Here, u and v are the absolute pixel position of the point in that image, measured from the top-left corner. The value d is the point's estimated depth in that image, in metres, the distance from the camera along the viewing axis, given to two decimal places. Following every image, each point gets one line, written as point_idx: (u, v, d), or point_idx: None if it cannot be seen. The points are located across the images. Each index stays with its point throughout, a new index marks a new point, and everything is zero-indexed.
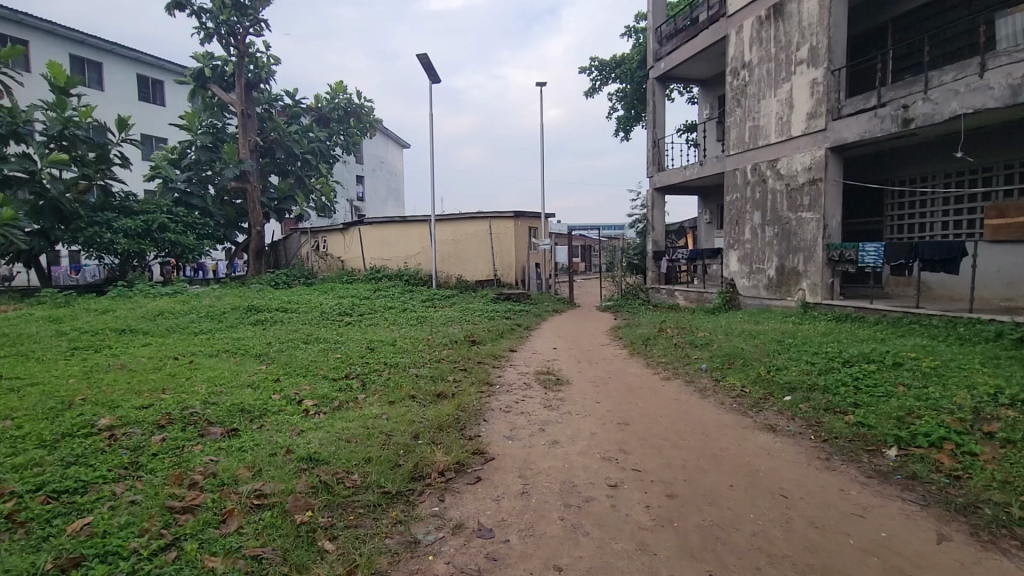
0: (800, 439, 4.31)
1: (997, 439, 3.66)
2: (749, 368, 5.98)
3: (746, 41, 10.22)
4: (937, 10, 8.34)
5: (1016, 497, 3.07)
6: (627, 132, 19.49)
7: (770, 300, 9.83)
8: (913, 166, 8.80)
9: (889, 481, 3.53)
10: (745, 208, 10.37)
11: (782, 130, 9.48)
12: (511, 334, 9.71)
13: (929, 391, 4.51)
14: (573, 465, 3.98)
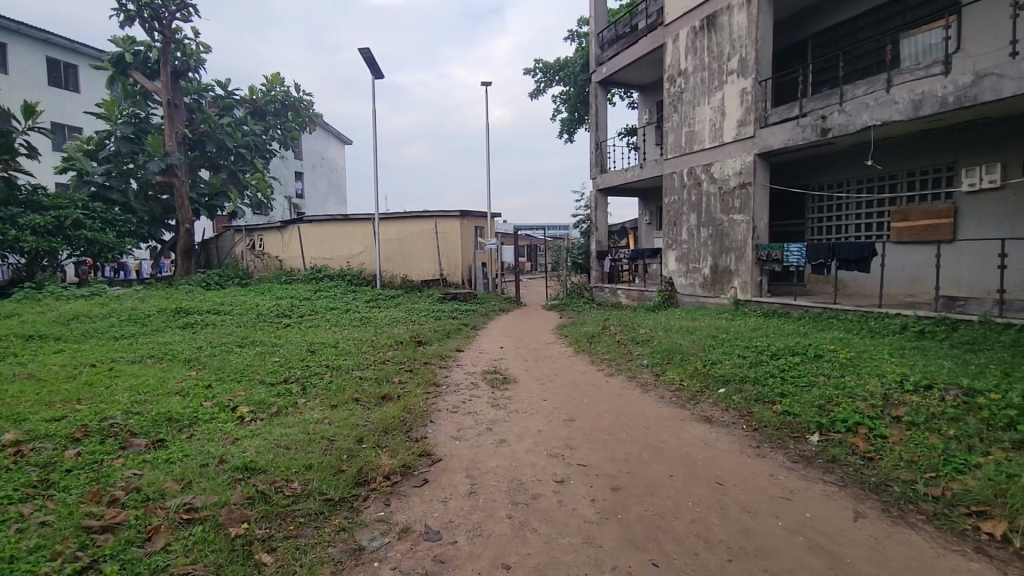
0: (734, 428, 4.56)
1: (904, 422, 4.02)
2: (687, 363, 6.26)
3: (682, 50, 10.66)
4: (851, 29, 9.04)
5: (920, 475, 3.39)
6: (571, 134, 19.86)
7: (705, 297, 10.32)
8: (831, 172, 9.50)
9: (812, 465, 3.80)
10: (682, 209, 10.82)
11: (715, 136, 9.97)
12: (457, 334, 9.67)
13: (847, 380, 4.89)
14: (520, 463, 4.02)
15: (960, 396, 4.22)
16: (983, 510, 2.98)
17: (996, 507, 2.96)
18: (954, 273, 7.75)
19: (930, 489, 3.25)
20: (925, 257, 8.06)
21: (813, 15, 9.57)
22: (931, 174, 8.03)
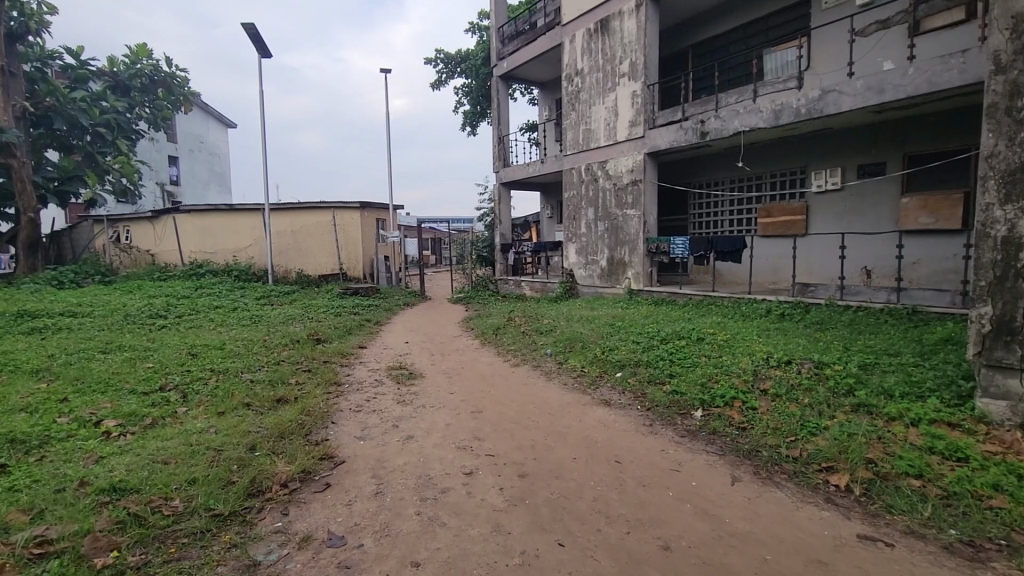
0: (630, 409, 4.89)
1: (770, 393, 4.56)
2: (588, 350, 6.59)
3: (578, 50, 11.07)
4: (724, 42, 9.96)
5: (783, 439, 3.86)
6: (474, 127, 19.86)
7: (602, 288, 10.89)
8: (709, 172, 10.43)
9: (696, 438, 4.19)
10: (581, 204, 11.30)
11: (609, 135, 10.51)
12: (359, 330, 9.34)
13: (724, 359, 5.45)
14: (428, 458, 3.99)
15: (812, 368, 4.88)
16: (830, 466, 3.48)
17: (840, 462, 3.46)
18: (807, 262, 8.89)
19: (790, 451, 3.72)
20: (784, 248, 9.16)
21: (693, 26, 10.40)
22: (789, 175, 9.11)
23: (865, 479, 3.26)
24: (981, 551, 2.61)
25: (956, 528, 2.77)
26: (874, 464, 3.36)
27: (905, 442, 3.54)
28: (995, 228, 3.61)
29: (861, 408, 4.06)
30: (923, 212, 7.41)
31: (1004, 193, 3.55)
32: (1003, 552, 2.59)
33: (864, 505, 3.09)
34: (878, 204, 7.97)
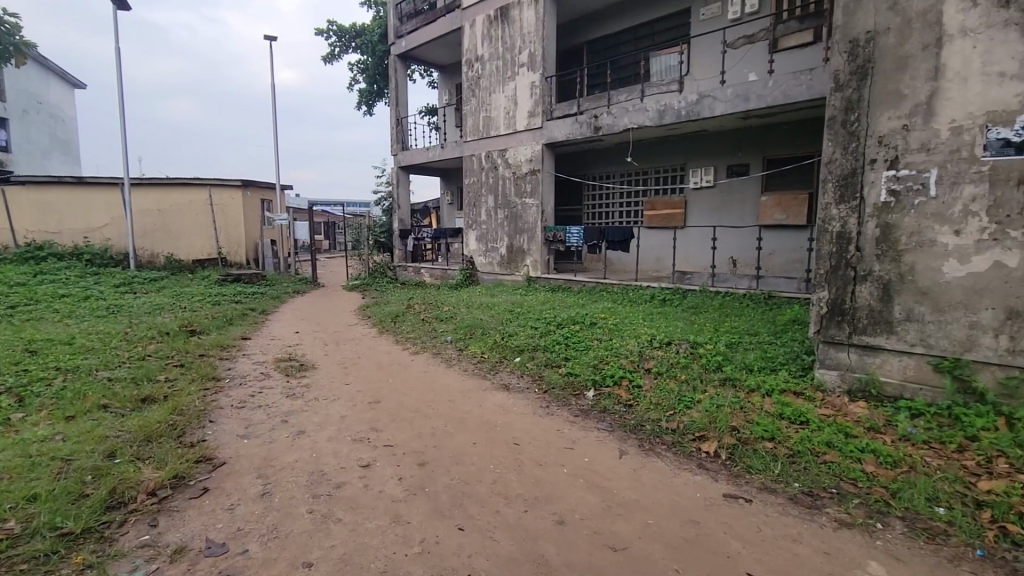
0: (527, 393, 5.05)
1: (653, 372, 4.96)
2: (488, 336, 6.67)
3: (478, 36, 11.00)
4: (617, 41, 10.46)
5: (663, 413, 4.23)
6: (371, 107, 19.00)
7: (502, 275, 11.06)
8: (602, 165, 10.98)
9: (589, 417, 4.44)
10: (481, 191, 11.32)
11: (508, 123, 10.61)
12: (242, 320, 8.61)
13: (614, 342, 5.82)
14: (322, 453, 3.81)
15: (688, 348, 5.38)
16: (702, 435, 3.87)
17: (710, 431, 3.87)
18: (685, 252, 9.74)
19: (669, 423, 4.08)
20: (666, 239, 9.95)
21: (588, 23, 10.79)
22: (671, 171, 9.88)
23: (730, 445, 3.67)
24: (817, 499, 3.08)
25: (799, 481, 3.23)
26: (737, 431, 3.80)
27: (761, 410, 4.05)
28: (832, 225, 4.21)
29: (727, 382, 4.57)
30: (778, 208, 8.42)
31: (840, 195, 4.15)
32: (833, 498, 3.07)
33: (729, 467, 3.49)
34: (744, 201, 8.94)
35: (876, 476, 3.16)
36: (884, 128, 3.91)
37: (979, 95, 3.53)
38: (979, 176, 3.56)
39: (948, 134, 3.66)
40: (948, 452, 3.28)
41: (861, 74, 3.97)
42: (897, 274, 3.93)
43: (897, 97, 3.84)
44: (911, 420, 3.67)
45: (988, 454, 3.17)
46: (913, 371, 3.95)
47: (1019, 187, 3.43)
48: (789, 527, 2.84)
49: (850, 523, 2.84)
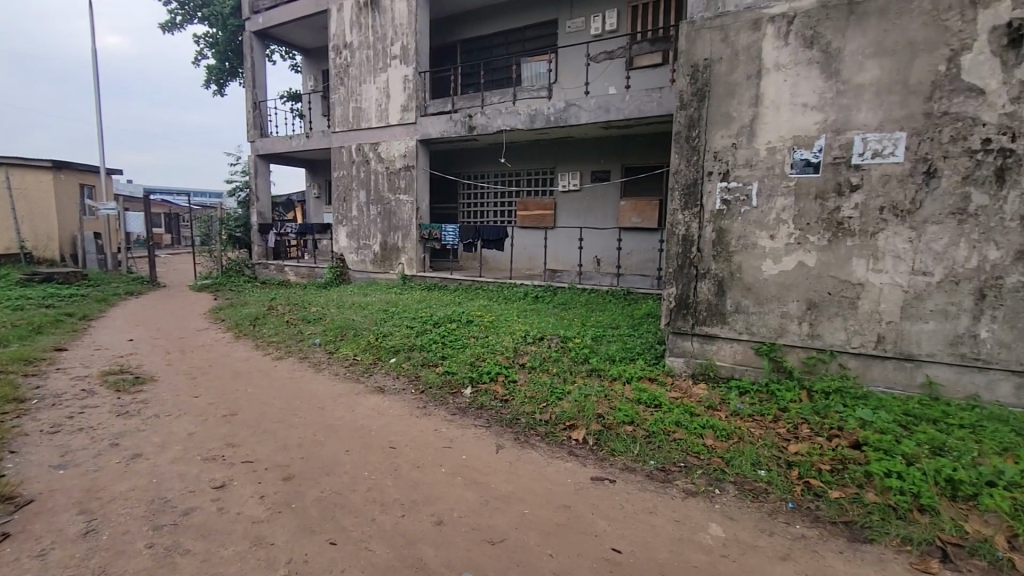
0: (404, 394, 4.93)
1: (527, 367, 5.14)
2: (360, 337, 6.38)
3: (346, 22, 10.44)
4: (490, 43, 10.64)
5: (537, 406, 4.41)
6: (222, 86, 17.05)
7: (375, 273, 10.66)
8: (476, 164, 11.11)
9: (466, 414, 4.47)
10: (351, 185, 10.78)
11: (380, 116, 10.24)
12: (54, 327, 7.20)
13: (490, 339, 5.94)
14: (164, 477, 3.34)
15: (559, 342, 5.69)
16: (572, 423, 4.11)
17: (578, 420, 4.12)
18: (555, 251, 10.26)
19: (543, 415, 4.27)
20: (538, 238, 10.40)
21: (461, 22, 10.81)
22: (542, 174, 10.34)
23: (596, 430, 3.95)
24: (669, 473, 3.45)
25: (653, 459, 3.59)
26: (602, 418, 4.10)
27: (623, 396, 4.43)
28: (679, 228, 4.73)
29: (593, 372, 4.92)
30: (635, 213, 9.23)
31: (684, 202, 4.68)
32: (682, 471, 3.46)
33: (595, 452, 3.76)
34: (606, 204, 9.66)
35: (714, 448, 3.63)
36: (718, 145, 4.49)
37: (788, 122, 4.21)
38: (787, 190, 4.26)
39: (766, 153, 4.31)
40: (767, 422, 3.89)
41: (701, 96, 4.51)
42: (729, 272, 4.55)
43: (728, 119, 4.43)
44: (739, 397, 4.28)
45: (795, 422, 3.82)
46: (741, 355, 4.61)
47: (816, 200, 4.17)
48: (646, 501, 3.15)
49: (695, 492, 3.23)
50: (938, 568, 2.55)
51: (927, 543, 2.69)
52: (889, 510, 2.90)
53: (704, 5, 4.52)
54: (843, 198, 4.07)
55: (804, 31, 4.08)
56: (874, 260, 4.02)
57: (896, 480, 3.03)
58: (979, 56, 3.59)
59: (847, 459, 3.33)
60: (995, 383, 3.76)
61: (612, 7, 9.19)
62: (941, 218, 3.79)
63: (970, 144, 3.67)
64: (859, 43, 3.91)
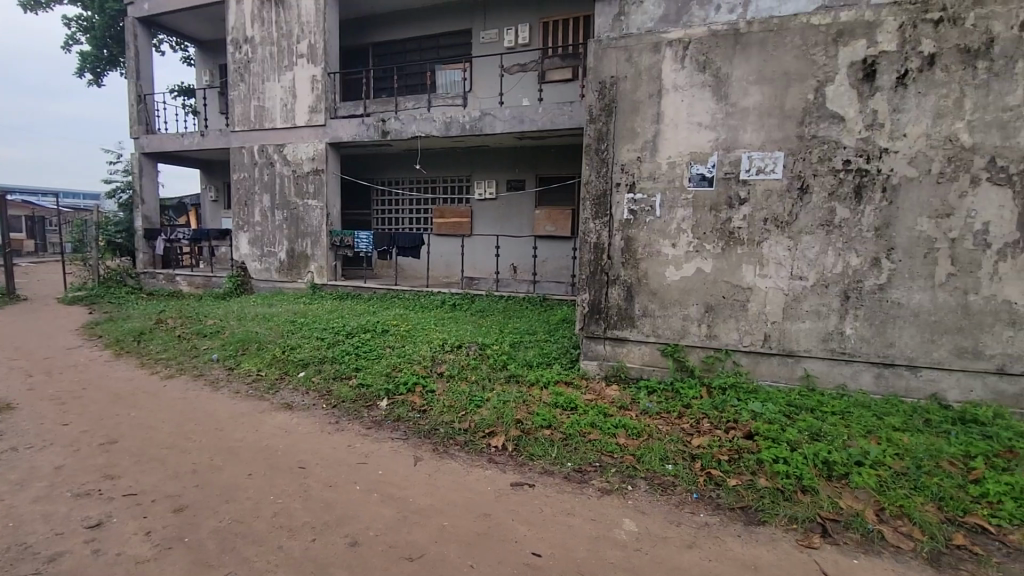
0: (314, 410, 4.66)
1: (445, 376, 5.06)
2: (264, 352, 5.94)
3: (246, 15, 9.78)
4: (403, 48, 10.49)
5: (456, 415, 4.34)
6: (99, 75, 15.25)
7: (281, 282, 10.04)
8: (390, 170, 10.85)
9: (382, 427, 4.31)
10: (253, 189, 10.08)
11: (286, 117, 9.69)
12: None
13: (406, 349, 5.78)
14: (23, 520, 2.89)
15: (477, 350, 5.68)
16: (491, 431, 4.11)
17: (498, 426, 4.13)
18: (472, 259, 10.27)
19: (461, 424, 4.22)
20: (454, 246, 10.35)
21: (373, 25, 10.55)
22: (458, 181, 10.33)
23: (515, 436, 3.98)
24: (585, 474, 3.56)
25: (571, 461, 3.69)
26: (521, 423, 4.13)
27: (540, 400, 4.51)
28: (590, 237, 4.92)
29: (511, 379, 4.96)
30: (549, 222, 9.50)
31: (595, 211, 4.88)
32: (597, 471, 3.59)
33: (514, 458, 3.78)
34: (522, 213, 9.85)
35: (627, 446, 3.80)
36: (625, 158, 4.74)
37: (685, 139, 4.55)
38: (687, 202, 4.59)
39: (667, 167, 4.62)
40: (673, 419, 4.15)
41: (608, 111, 4.74)
42: (636, 278, 4.80)
43: (633, 134, 4.70)
44: (648, 396, 4.52)
45: (697, 417, 4.11)
46: (648, 356, 4.88)
47: (711, 211, 4.53)
48: (564, 503, 3.22)
49: (610, 490, 3.36)
50: (819, 542, 2.85)
51: (810, 521, 3.00)
52: (779, 493, 3.20)
53: (610, 25, 4.79)
54: (733, 210, 4.47)
55: (697, 56, 4.44)
56: (760, 266, 4.44)
57: (783, 466, 3.35)
58: (839, 88, 4.11)
59: (742, 448, 3.62)
60: (858, 374, 4.29)
61: (525, 21, 9.43)
62: (813, 229, 4.28)
63: (835, 164, 4.18)
64: (744, 70, 4.33)
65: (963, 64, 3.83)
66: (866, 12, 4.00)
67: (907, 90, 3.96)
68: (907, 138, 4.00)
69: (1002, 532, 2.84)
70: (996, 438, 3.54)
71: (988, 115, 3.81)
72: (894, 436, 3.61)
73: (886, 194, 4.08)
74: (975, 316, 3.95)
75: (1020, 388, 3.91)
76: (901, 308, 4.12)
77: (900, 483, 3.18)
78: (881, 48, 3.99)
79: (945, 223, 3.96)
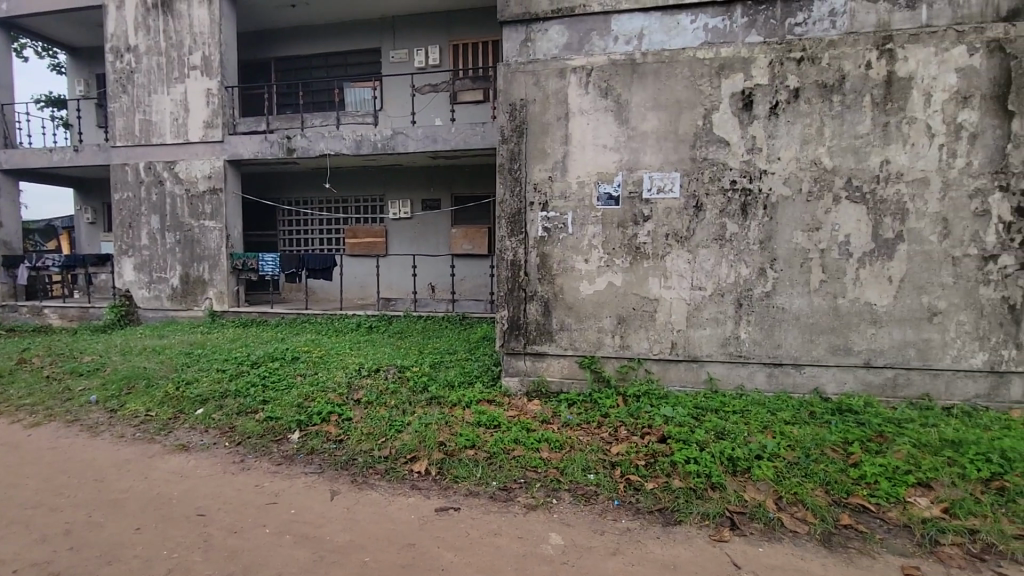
0: (215, 449, 4.26)
1: (363, 402, 4.83)
2: (154, 389, 5.34)
3: (128, 22, 8.96)
4: (308, 64, 10.14)
5: (375, 442, 4.14)
6: None
7: (174, 311, 9.16)
8: (298, 189, 10.35)
9: (293, 463, 4.02)
10: (139, 210, 9.13)
11: (177, 132, 8.96)
12: None
13: (319, 376, 5.46)
14: None
15: (396, 373, 5.51)
16: (413, 456, 3.97)
17: (420, 450, 4.00)
18: (388, 279, 10.02)
19: (381, 451, 4.04)
20: (369, 267, 10.05)
21: (275, 38, 10.11)
22: (371, 201, 10.07)
23: (438, 459, 3.88)
24: (510, 492, 3.55)
25: (496, 479, 3.66)
26: (444, 445, 4.03)
27: (463, 420, 4.44)
28: (507, 254, 4.99)
29: (433, 401, 4.84)
30: (466, 240, 9.53)
31: (510, 229, 4.96)
32: (522, 487, 3.59)
33: (438, 482, 3.69)
34: (438, 232, 9.80)
35: (550, 460, 3.84)
36: (538, 178, 4.89)
37: (592, 159, 4.78)
38: (596, 219, 4.81)
39: (577, 186, 4.82)
40: (593, 429, 4.27)
41: (519, 132, 4.87)
42: (552, 294, 4.93)
43: (543, 154, 4.86)
44: (568, 408, 4.63)
45: (614, 425, 4.26)
46: (567, 369, 5.00)
47: (618, 228, 4.78)
48: (491, 523, 3.19)
49: (535, 505, 3.38)
50: (729, 536, 3.06)
51: (720, 516, 3.21)
52: (692, 492, 3.39)
53: (518, 50, 4.89)
54: (638, 226, 4.75)
55: (600, 83, 4.70)
56: (664, 278, 4.74)
57: (694, 466, 3.56)
58: (724, 115, 4.54)
59: (657, 452, 3.80)
60: (754, 374, 4.69)
61: (434, 42, 9.51)
62: (708, 243, 4.65)
63: (724, 184, 4.59)
64: (641, 97, 4.65)
65: (822, 97, 4.38)
66: (742, 49, 4.47)
67: (779, 119, 4.46)
68: (782, 160, 4.49)
69: (878, 509, 3.21)
70: (868, 424, 4.01)
71: (843, 142, 4.39)
72: (786, 430, 3.97)
73: (767, 211, 4.54)
74: (845, 317, 4.48)
75: (883, 378, 4.47)
76: (785, 313, 4.57)
77: (793, 471, 3.50)
78: (756, 81, 4.47)
79: (816, 236, 4.48)
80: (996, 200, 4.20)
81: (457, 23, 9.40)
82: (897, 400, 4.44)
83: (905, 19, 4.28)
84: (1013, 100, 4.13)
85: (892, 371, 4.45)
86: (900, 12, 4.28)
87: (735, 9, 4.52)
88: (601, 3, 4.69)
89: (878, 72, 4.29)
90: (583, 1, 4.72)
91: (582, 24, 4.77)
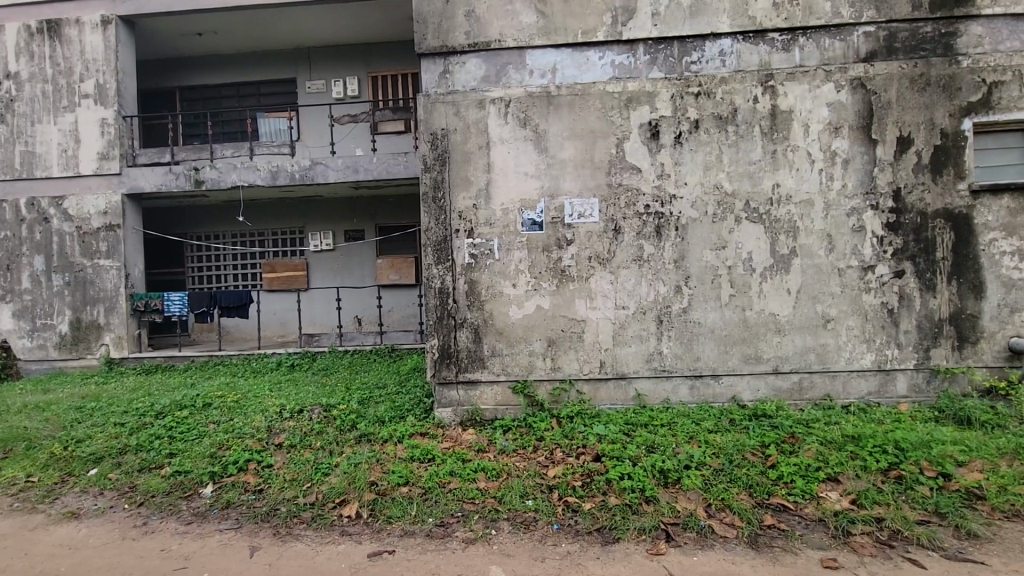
0: (113, 513, 3.79)
1: (285, 446, 4.50)
2: (36, 450, 4.69)
3: (7, 47, 8.15)
4: (218, 93, 9.72)
5: (299, 489, 3.85)
6: None
7: (63, 361, 8.18)
8: (208, 223, 9.71)
9: (206, 520, 3.65)
10: (20, 250, 8.15)
11: (66, 164, 8.18)
12: None
13: (235, 423, 5.04)
14: None
15: (321, 413, 5.21)
16: (342, 499, 3.72)
17: (350, 493, 3.75)
18: (311, 314, 9.58)
19: (307, 497, 3.77)
20: (290, 302, 9.58)
21: (180, 67, 9.64)
22: (290, 233, 9.66)
23: (370, 500, 3.66)
24: (448, 527, 3.43)
25: (432, 515, 3.52)
26: (376, 484, 3.82)
27: (396, 456, 4.25)
28: (434, 282, 4.94)
29: (362, 440, 4.60)
30: (393, 270, 9.39)
31: (437, 257, 4.93)
32: (460, 520, 3.48)
33: (371, 525, 3.49)
34: (362, 263, 9.56)
35: (487, 490, 3.75)
36: (461, 206, 4.92)
37: (513, 186, 4.90)
38: (522, 244, 4.90)
39: (501, 213, 4.91)
40: (528, 453, 4.25)
41: (442, 160, 4.91)
42: (482, 319, 4.93)
43: (466, 182, 4.92)
44: (503, 435, 4.58)
45: (550, 447, 4.27)
46: (501, 395, 4.97)
47: (543, 252, 4.90)
48: (429, 563, 3.07)
49: (474, 538, 3.29)
50: (665, 548, 3.14)
51: (656, 528, 3.28)
52: (628, 508, 3.44)
53: (436, 81, 4.97)
54: (562, 250, 4.90)
55: (518, 113, 4.86)
56: (590, 300, 4.89)
57: (629, 481, 3.61)
58: (634, 144, 4.84)
59: (592, 471, 3.82)
60: (677, 388, 4.90)
61: (353, 73, 9.47)
62: (629, 264, 4.88)
63: (639, 208, 4.86)
64: (558, 127, 4.86)
65: (719, 128, 4.80)
66: (647, 84, 4.82)
67: (683, 147, 4.82)
68: (688, 186, 4.83)
69: (798, 506, 3.42)
70: (782, 427, 4.30)
71: (740, 167, 4.81)
72: (710, 438, 4.15)
73: (678, 232, 4.85)
74: (754, 327, 4.82)
75: (790, 383, 4.83)
76: (701, 327, 4.86)
77: (720, 478, 3.65)
78: (661, 113, 4.82)
79: (723, 254, 4.83)
80: (869, 217, 4.75)
81: (375, 56, 9.44)
82: (804, 402, 4.80)
83: (782, 59, 4.82)
84: (875, 130, 4.73)
85: (798, 376, 4.83)
86: (778, 53, 4.82)
87: (638, 47, 4.89)
88: (515, 39, 4.90)
89: (764, 105, 4.77)
90: (498, 36, 4.90)
91: (497, 59, 4.94)
